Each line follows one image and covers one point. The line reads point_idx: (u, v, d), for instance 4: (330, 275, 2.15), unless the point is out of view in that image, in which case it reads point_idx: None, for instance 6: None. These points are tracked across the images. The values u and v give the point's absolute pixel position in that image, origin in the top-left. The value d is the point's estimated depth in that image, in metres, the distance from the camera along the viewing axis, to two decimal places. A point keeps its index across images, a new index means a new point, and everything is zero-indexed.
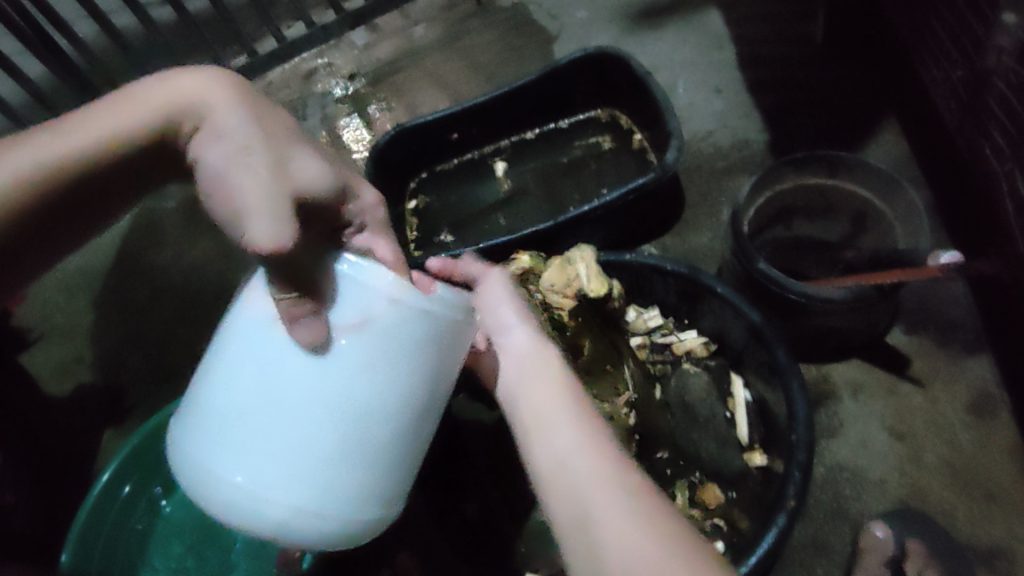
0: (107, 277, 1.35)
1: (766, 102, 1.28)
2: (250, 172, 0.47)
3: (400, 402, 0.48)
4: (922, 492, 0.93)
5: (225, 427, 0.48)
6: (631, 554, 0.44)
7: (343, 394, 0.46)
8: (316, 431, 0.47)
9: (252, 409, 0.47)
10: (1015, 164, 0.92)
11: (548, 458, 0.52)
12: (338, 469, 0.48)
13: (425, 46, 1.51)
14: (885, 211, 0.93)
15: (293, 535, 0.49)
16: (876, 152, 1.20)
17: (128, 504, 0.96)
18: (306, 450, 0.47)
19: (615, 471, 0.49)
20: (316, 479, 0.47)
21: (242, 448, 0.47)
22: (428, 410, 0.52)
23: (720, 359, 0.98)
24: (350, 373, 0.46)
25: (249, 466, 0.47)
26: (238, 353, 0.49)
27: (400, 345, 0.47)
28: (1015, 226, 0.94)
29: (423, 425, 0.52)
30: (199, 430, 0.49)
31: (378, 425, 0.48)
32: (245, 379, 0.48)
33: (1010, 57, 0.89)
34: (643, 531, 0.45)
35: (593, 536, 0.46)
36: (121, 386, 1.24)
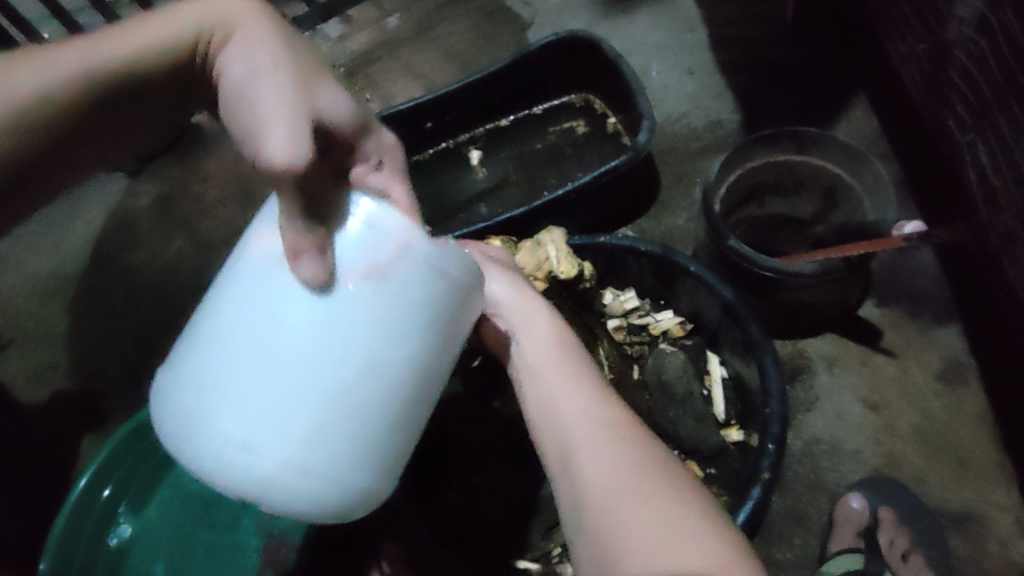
0: (80, 280, 1.35)
1: (738, 81, 1.28)
2: (277, 88, 0.48)
3: (418, 353, 0.43)
4: (896, 461, 0.95)
5: (216, 374, 0.41)
6: (639, 537, 0.45)
7: (357, 336, 0.40)
8: (322, 381, 0.40)
9: (248, 347, 0.41)
10: (977, 135, 0.93)
11: (567, 446, 0.53)
12: (348, 425, 0.41)
13: (398, 37, 1.50)
14: (853, 184, 0.94)
15: (280, 501, 0.41)
16: (847, 128, 1.21)
17: (108, 508, 0.97)
18: (312, 400, 0.40)
19: (619, 438, 0.52)
20: (321, 435, 0.40)
21: (232, 390, 0.40)
22: (441, 369, 0.46)
23: (697, 338, 1.00)
24: (365, 315, 0.41)
25: (244, 416, 0.40)
26: (237, 296, 0.42)
27: (415, 288, 0.42)
28: (978, 196, 0.95)
29: (434, 384, 0.46)
30: (184, 381, 0.42)
31: (392, 376, 0.42)
32: (243, 316, 0.41)
33: (970, 28, 0.90)
34: (652, 517, 0.46)
35: (604, 522, 0.47)
36: (99, 389, 1.23)
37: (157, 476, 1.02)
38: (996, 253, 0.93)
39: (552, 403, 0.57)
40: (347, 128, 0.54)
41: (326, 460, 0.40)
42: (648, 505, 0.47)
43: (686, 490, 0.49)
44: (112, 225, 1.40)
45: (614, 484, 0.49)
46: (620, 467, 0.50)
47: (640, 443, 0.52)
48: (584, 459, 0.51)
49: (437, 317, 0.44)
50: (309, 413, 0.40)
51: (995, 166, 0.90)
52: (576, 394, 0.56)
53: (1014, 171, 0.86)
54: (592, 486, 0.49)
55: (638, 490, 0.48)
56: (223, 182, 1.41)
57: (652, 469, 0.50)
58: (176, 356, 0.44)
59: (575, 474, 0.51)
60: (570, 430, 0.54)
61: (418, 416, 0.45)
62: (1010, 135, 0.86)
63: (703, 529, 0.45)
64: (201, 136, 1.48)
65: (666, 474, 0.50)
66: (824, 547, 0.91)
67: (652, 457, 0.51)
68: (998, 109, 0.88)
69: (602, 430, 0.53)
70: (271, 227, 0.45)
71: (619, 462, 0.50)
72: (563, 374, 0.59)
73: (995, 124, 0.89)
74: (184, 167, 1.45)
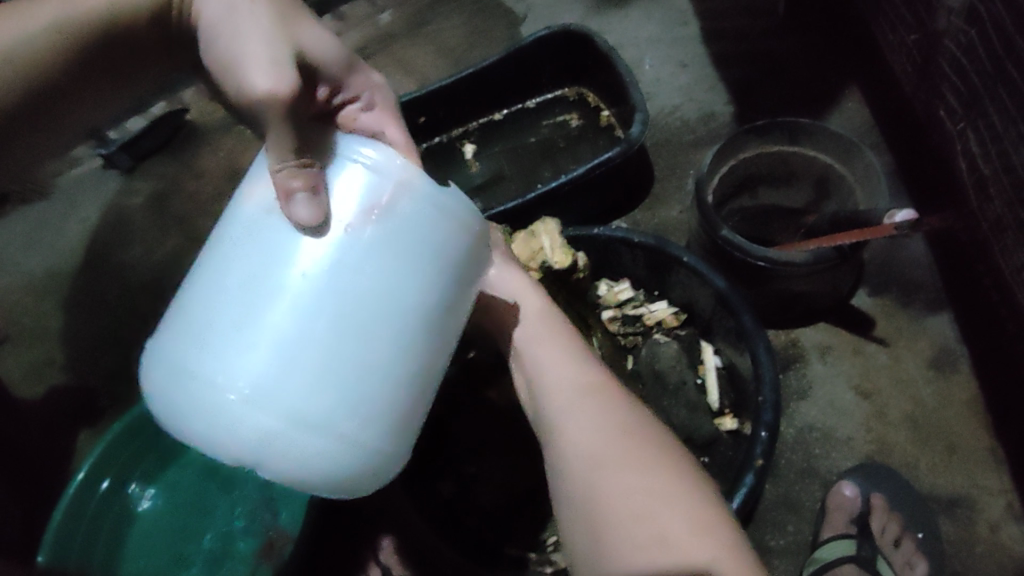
0: (76, 277, 1.35)
1: (730, 74, 1.29)
2: (255, 23, 0.53)
3: (417, 302, 0.43)
4: (888, 448, 0.96)
5: (215, 327, 0.41)
6: (628, 511, 0.48)
7: (355, 283, 0.41)
8: (319, 330, 0.41)
9: (246, 297, 0.41)
10: (968, 124, 0.94)
11: (561, 420, 0.55)
12: (346, 376, 0.41)
13: (392, 32, 1.50)
14: (844, 174, 0.95)
15: (283, 458, 0.41)
16: (839, 119, 1.21)
17: (105, 503, 0.97)
18: (311, 350, 0.41)
19: (606, 408, 0.54)
20: (319, 387, 0.41)
21: (231, 339, 0.41)
22: (444, 325, 0.46)
23: (691, 329, 1.00)
24: (361, 261, 0.42)
25: (243, 369, 0.40)
26: (232, 252, 0.43)
27: (416, 238, 0.43)
28: (968, 185, 0.98)
29: (438, 342, 0.46)
30: (180, 339, 0.43)
31: (391, 324, 0.42)
32: (238, 269, 0.42)
33: (959, 18, 0.91)
34: (641, 492, 0.49)
35: (593, 493, 0.50)
36: (94, 385, 1.23)
37: (156, 470, 1.02)
38: (986, 241, 0.97)
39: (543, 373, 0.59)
40: (334, 68, 0.58)
41: (328, 418, 0.41)
42: (632, 476, 0.49)
43: (669, 460, 0.51)
44: (107, 222, 1.40)
45: (603, 452, 0.51)
46: (606, 437, 0.52)
47: (625, 411, 0.55)
48: (573, 428, 0.54)
49: (436, 277, 0.44)
50: (308, 362, 0.40)
51: (985, 155, 0.91)
52: (572, 371, 0.58)
53: (1005, 161, 0.87)
54: (578, 454, 0.52)
55: (627, 464, 0.50)
56: (217, 178, 1.41)
57: (638, 439, 0.52)
58: (171, 309, 0.45)
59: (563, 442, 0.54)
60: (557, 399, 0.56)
61: (423, 379, 0.45)
62: (999, 124, 0.87)
63: (680, 510, 0.48)
64: (195, 133, 1.49)
65: (648, 445, 0.52)
66: (818, 533, 0.91)
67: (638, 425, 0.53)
68: (988, 99, 0.88)
69: (590, 402, 0.55)
70: (261, 176, 0.46)
71: (605, 434, 0.52)
72: (558, 351, 0.61)
73: (985, 113, 0.90)
74: (178, 163, 1.45)
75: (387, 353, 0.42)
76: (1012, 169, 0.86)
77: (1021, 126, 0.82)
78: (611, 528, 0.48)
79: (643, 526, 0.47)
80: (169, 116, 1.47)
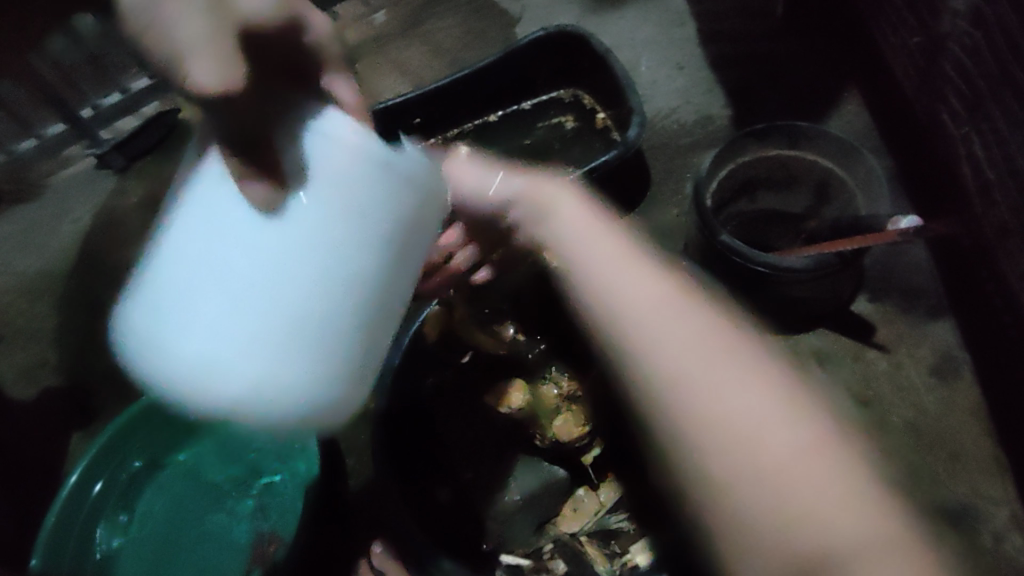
0: (69, 278, 1.33)
1: (728, 76, 1.28)
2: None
3: (368, 258, 0.48)
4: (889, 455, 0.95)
5: (173, 298, 0.45)
6: (795, 461, 0.46)
7: (304, 252, 0.45)
8: (273, 293, 0.44)
9: (202, 269, 0.44)
10: (972, 128, 0.93)
11: (672, 352, 0.51)
12: (303, 330, 0.45)
13: (387, 32, 1.49)
14: (845, 179, 0.94)
15: (254, 412, 0.45)
16: (838, 123, 1.20)
17: (97, 507, 0.96)
18: (264, 314, 0.44)
19: (752, 389, 0.49)
20: (280, 343, 0.45)
21: (199, 316, 0.44)
22: (397, 271, 0.51)
23: None
24: (310, 229, 0.45)
25: (205, 333, 0.44)
26: (185, 227, 0.46)
27: (364, 196, 0.47)
28: (971, 189, 0.96)
29: (392, 288, 0.51)
30: (142, 311, 0.47)
31: (340, 282, 0.46)
32: (195, 243, 0.45)
33: (964, 21, 0.90)
34: (799, 441, 0.47)
35: (740, 438, 0.47)
36: (86, 388, 1.22)
37: (147, 476, 1.02)
38: (990, 249, 0.95)
39: (645, 329, 0.53)
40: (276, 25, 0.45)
41: (290, 370, 0.45)
42: (806, 485, 0.45)
43: (839, 455, 0.46)
44: (100, 224, 1.39)
45: (783, 457, 0.46)
46: (765, 431, 0.47)
47: (775, 389, 0.49)
48: (719, 411, 0.49)
49: (388, 230, 0.49)
50: (281, 326, 0.44)
51: (989, 159, 0.91)
52: (667, 295, 0.54)
53: (1010, 165, 0.87)
54: (733, 454, 0.47)
55: (778, 410, 0.48)
56: None
57: (799, 429, 0.47)
58: (134, 284, 0.48)
59: (703, 423, 0.48)
60: (684, 371, 0.50)
61: (380, 317, 0.51)
62: (1005, 128, 0.86)
63: (841, 457, 0.46)
64: (189, 133, 1.47)
65: (824, 443, 0.47)
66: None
67: (797, 411, 0.48)
68: (993, 103, 0.88)
69: (732, 379, 0.50)
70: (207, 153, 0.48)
71: (766, 429, 0.47)
72: (634, 268, 0.57)
73: (989, 116, 0.89)
74: (171, 163, 1.44)
75: (341, 306, 0.47)
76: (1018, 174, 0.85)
77: None
78: (775, 479, 0.46)
79: (811, 479, 0.45)
80: (163, 116, 1.45)
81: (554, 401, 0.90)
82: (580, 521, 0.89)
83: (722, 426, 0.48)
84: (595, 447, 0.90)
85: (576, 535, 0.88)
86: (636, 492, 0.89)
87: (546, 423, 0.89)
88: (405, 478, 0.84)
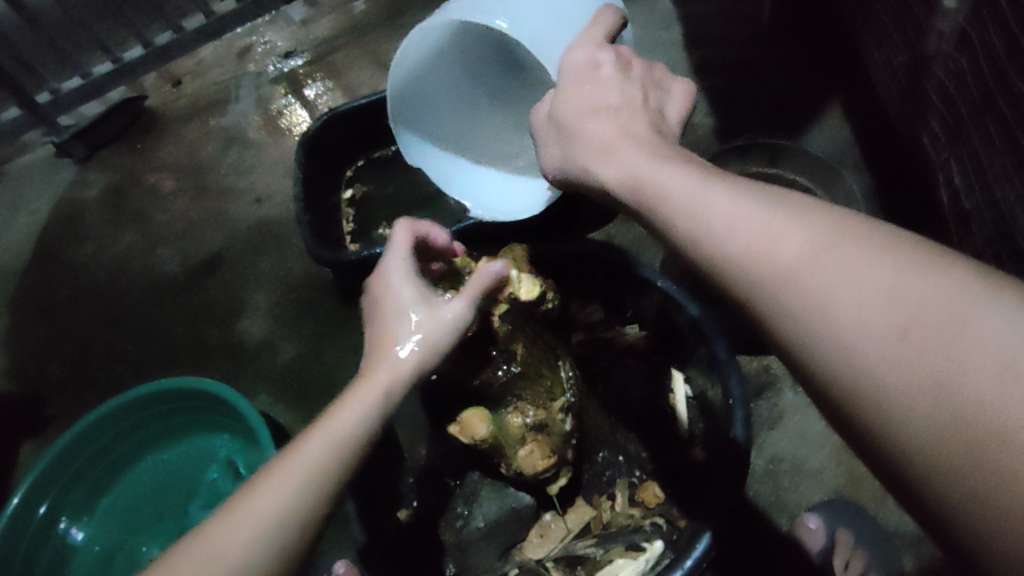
0: (24, 275, 1.29)
1: (711, 84, 1.25)
2: None
3: (476, 146, 0.86)
4: (856, 481, 0.95)
5: (477, 174, 0.84)
6: (857, 298, 0.37)
7: (473, 157, 0.85)
8: (472, 159, 0.85)
9: (469, 169, 0.84)
10: (952, 155, 0.93)
11: (693, 208, 0.46)
12: (496, 162, 0.85)
13: (365, 23, 1.44)
14: (825, 198, 1.03)
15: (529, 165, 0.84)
16: (817, 139, 1.19)
17: (45, 527, 0.96)
18: (480, 158, 0.85)
19: (823, 226, 0.40)
20: (499, 163, 0.85)
21: (491, 176, 0.84)
22: (474, 136, 0.86)
23: (663, 354, 0.95)
24: (464, 145, 0.85)
25: (493, 173, 0.84)
26: (456, 172, 0.83)
27: (450, 121, 0.85)
28: (949, 216, 0.97)
29: (477, 133, 0.87)
30: (480, 178, 0.83)
31: (477, 148, 0.86)
32: (458, 172, 0.83)
33: (950, 43, 0.87)
34: (873, 269, 0.37)
35: (798, 295, 0.39)
36: (40, 394, 1.18)
37: (96, 494, 1.02)
38: None
39: (698, 207, 0.45)
40: None
41: (510, 164, 0.85)
42: (921, 307, 0.35)
43: (878, 233, 0.39)
44: (58, 217, 1.34)
45: (826, 295, 0.38)
46: (849, 268, 0.38)
47: (862, 223, 0.40)
48: (728, 227, 0.43)
49: (460, 120, 0.86)
50: (481, 158, 0.85)
51: (968, 189, 0.91)
52: (674, 171, 0.48)
53: (988, 196, 0.87)
54: (732, 230, 0.43)
55: (840, 242, 0.39)
56: (177, 172, 1.35)
57: (898, 255, 0.37)
58: (479, 187, 0.83)
59: (832, 321, 0.37)
60: (740, 231, 0.42)
61: (498, 149, 0.87)
62: (984, 156, 0.86)
63: (902, 263, 0.36)
64: (155, 122, 1.42)
65: (890, 254, 0.37)
66: None
67: (893, 243, 0.38)
68: (974, 129, 0.87)
69: (795, 223, 0.41)
70: (445, 173, 0.82)
71: (849, 260, 0.38)
72: (647, 149, 0.52)
73: (971, 143, 0.88)
74: (135, 154, 1.38)
75: (490, 160, 0.86)
76: (994, 208, 0.86)
77: (1006, 162, 0.82)
78: (845, 336, 0.37)
79: (886, 310, 0.36)
80: (127, 104, 1.39)
81: (520, 430, 0.81)
82: (547, 546, 0.89)
83: (775, 274, 0.40)
84: (563, 477, 0.87)
85: (542, 562, 0.88)
86: (603, 518, 0.91)
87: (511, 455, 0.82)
88: (370, 502, 0.82)
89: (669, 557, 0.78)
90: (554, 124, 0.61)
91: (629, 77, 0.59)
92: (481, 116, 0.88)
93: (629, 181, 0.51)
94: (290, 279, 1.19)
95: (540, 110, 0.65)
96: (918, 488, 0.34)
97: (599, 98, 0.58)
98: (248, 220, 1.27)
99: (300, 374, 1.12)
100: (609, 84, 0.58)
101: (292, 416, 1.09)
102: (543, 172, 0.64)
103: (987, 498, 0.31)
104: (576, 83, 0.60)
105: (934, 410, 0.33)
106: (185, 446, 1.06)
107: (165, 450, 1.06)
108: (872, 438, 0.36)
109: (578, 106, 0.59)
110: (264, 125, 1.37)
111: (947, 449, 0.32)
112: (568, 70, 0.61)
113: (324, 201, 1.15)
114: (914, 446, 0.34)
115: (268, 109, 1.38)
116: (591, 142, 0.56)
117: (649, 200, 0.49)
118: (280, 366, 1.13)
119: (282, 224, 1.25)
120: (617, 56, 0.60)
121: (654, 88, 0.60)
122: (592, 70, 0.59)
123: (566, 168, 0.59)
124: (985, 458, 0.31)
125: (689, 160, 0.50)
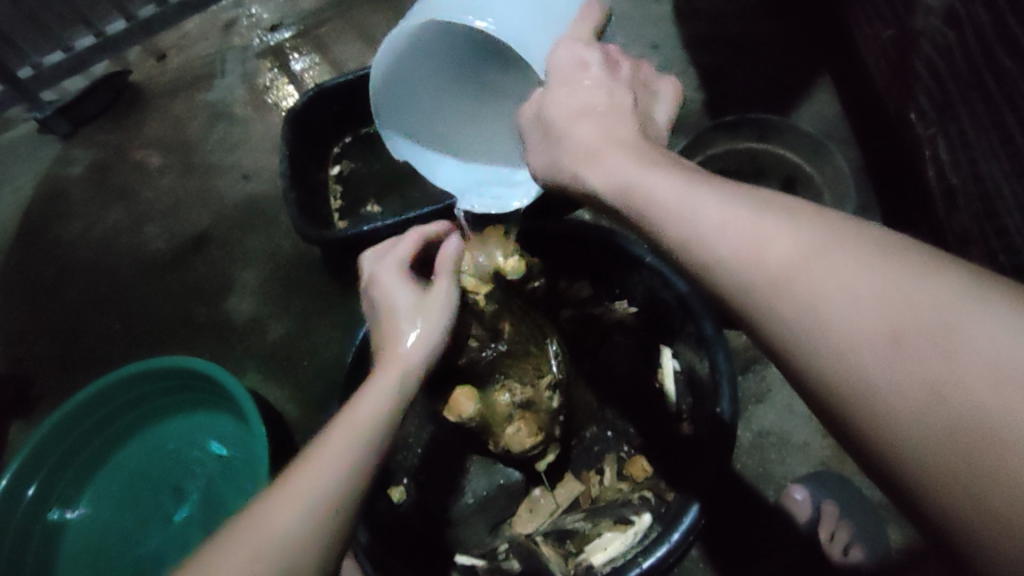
0: (8, 254, 1.28)
1: (702, 58, 1.24)
2: None
3: (464, 131, 0.86)
4: (841, 453, 0.97)
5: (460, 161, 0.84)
6: (849, 303, 0.36)
7: (458, 143, 0.85)
8: (458, 145, 0.85)
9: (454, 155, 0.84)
10: (939, 131, 0.91)
11: (682, 211, 0.45)
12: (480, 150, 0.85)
13: None
14: (813, 175, 1.03)
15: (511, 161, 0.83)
16: (808, 114, 1.18)
17: (32, 510, 0.96)
18: (466, 145, 0.85)
19: (812, 230, 0.40)
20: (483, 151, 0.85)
21: (474, 165, 0.84)
22: (461, 121, 0.86)
23: (651, 331, 0.96)
24: (449, 130, 0.85)
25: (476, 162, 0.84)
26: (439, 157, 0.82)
27: (435, 105, 0.83)
28: (935, 192, 0.96)
29: (464, 119, 0.86)
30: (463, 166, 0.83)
31: (463, 134, 0.86)
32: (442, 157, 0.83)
33: (938, 18, 0.87)
34: (865, 273, 0.37)
35: (792, 301, 0.39)
36: (28, 373, 1.17)
37: (86, 476, 1.02)
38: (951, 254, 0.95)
39: (689, 210, 0.44)
40: None
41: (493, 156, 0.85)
42: (913, 311, 0.35)
43: (864, 236, 0.39)
44: (42, 195, 1.32)
45: (822, 301, 0.37)
46: (841, 272, 0.37)
47: (848, 225, 0.40)
48: (719, 233, 0.42)
49: (445, 104, 0.84)
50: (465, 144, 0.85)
51: (953, 164, 0.90)
52: (663, 174, 0.48)
53: (974, 173, 0.87)
54: (724, 235, 0.42)
55: (832, 246, 0.38)
56: (164, 148, 1.33)
57: (889, 258, 0.37)
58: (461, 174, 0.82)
59: (826, 328, 0.37)
60: (731, 235, 0.42)
61: (486, 137, 0.86)
62: (971, 132, 0.86)
63: (894, 266, 0.36)
64: (138, 97, 1.40)
65: (882, 257, 0.37)
66: (755, 548, 0.92)
67: (884, 247, 0.37)
68: (960, 104, 0.86)
69: (786, 226, 0.40)
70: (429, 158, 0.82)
71: (841, 264, 0.37)
72: (634, 152, 0.51)
73: (957, 120, 0.87)
74: (120, 131, 1.36)
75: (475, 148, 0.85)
76: (981, 184, 0.86)
77: (992, 139, 0.82)
78: (841, 344, 0.36)
79: (880, 317, 0.35)
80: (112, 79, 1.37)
81: (508, 408, 0.81)
82: (536, 522, 0.90)
83: (770, 279, 0.40)
84: (551, 454, 0.88)
85: (532, 536, 0.90)
86: (592, 492, 0.93)
87: (500, 433, 0.82)
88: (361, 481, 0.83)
89: (656, 531, 0.80)
90: (541, 125, 0.60)
91: (615, 79, 0.58)
92: (469, 101, 0.86)
93: (620, 181, 0.50)
94: (278, 257, 1.19)
95: (526, 110, 0.64)
96: (908, 487, 0.35)
97: (586, 100, 0.57)
98: (235, 197, 1.26)
99: (290, 352, 1.12)
100: (596, 86, 0.57)
101: (283, 394, 1.09)
102: (530, 171, 0.64)
103: (971, 491, 0.32)
104: (562, 85, 0.59)
105: (929, 413, 0.33)
106: (175, 424, 1.06)
107: (154, 431, 1.06)
108: (859, 436, 0.36)
109: (562, 113, 0.58)
110: (250, 101, 1.35)
111: (942, 451, 0.32)
112: (554, 70, 0.59)
113: (310, 179, 1.14)
114: (907, 451, 0.34)
115: (255, 84, 1.37)
116: (576, 148, 0.56)
117: (638, 202, 0.48)
118: (270, 344, 1.13)
119: (270, 201, 1.24)
120: (604, 57, 0.59)
121: (641, 92, 0.59)
122: (579, 70, 0.58)
123: (554, 173, 0.59)
124: (975, 455, 0.31)
125: (675, 162, 0.50)
